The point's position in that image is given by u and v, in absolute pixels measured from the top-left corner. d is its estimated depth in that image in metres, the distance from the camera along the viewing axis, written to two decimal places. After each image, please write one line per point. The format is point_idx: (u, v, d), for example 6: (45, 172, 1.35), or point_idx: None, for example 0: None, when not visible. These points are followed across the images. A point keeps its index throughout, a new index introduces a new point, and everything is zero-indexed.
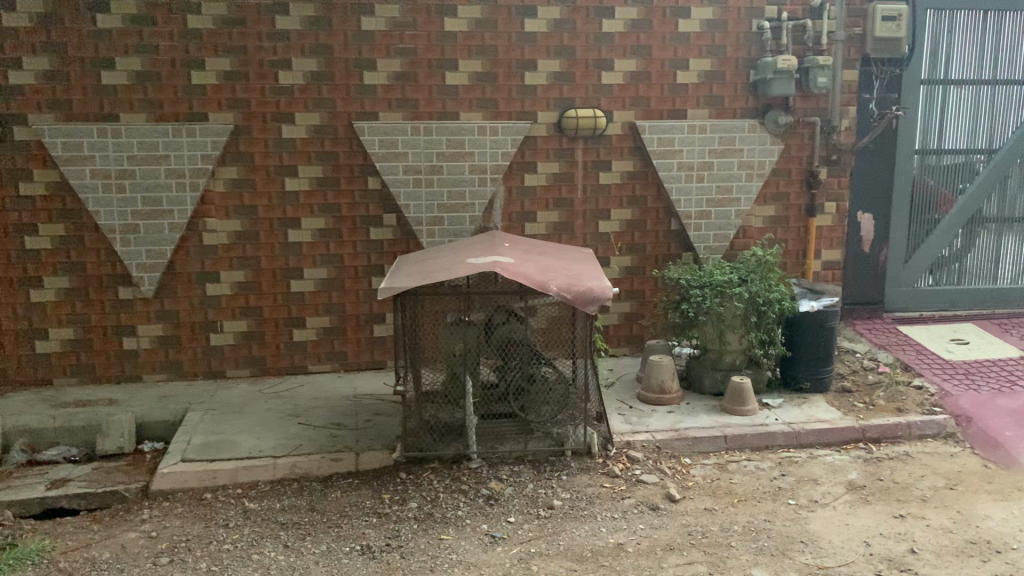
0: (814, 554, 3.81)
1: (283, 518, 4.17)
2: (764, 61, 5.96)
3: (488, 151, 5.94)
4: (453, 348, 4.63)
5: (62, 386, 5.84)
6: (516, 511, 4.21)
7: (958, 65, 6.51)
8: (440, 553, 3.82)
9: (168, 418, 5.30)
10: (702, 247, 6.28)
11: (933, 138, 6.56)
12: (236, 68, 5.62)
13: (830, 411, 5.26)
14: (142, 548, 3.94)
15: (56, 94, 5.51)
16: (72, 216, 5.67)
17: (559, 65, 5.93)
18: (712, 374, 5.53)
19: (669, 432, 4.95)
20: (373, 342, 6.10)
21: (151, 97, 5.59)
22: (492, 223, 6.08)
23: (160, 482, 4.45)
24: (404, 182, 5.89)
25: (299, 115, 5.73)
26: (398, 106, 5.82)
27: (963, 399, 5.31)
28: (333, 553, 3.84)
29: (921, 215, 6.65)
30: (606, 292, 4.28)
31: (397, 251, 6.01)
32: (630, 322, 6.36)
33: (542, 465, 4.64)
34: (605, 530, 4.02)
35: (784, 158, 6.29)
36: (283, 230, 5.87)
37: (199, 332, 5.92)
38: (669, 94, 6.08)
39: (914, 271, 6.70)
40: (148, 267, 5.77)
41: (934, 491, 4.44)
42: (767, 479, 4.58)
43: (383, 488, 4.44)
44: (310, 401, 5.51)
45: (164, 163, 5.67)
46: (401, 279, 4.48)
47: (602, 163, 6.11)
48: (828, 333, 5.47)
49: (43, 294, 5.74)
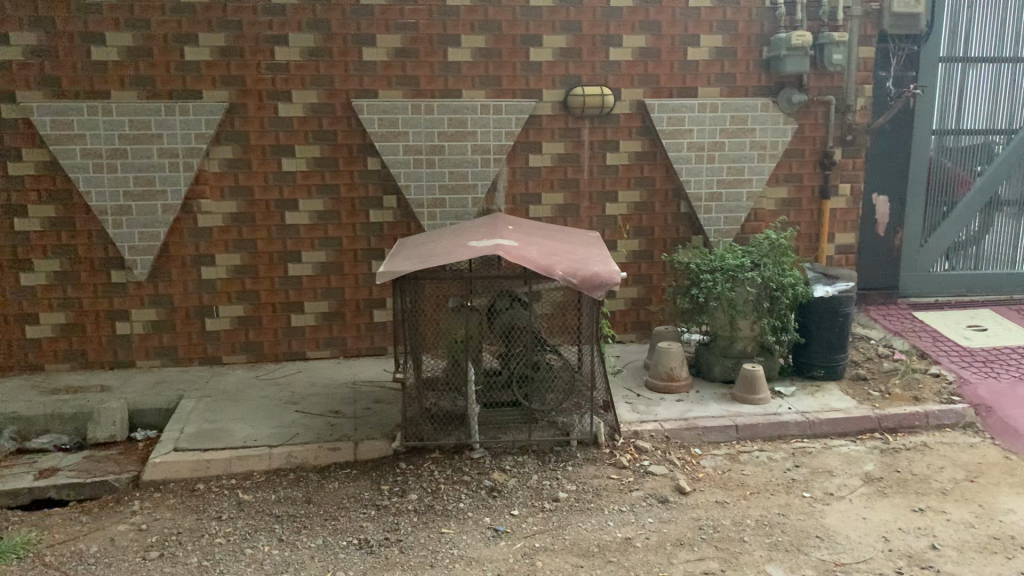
0: (831, 550, 3.65)
1: (278, 510, 4.02)
2: (778, 37, 5.74)
3: (491, 131, 5.75)
4: (455, 334, 4.48)
5: (53, 372, 5.69)
6: (520, 503, 4.05)
7: (978, 42, 6.29)
8: (440, 548, 3.67)
9: (161, 406, 5.15)
10: (712, 231, 6.09)
11: (950, 118, 6.35)
12: (230, 44, 5.42)
13: (845, 400, 5.08)
14: (131, 541, 3.79)
15: (45, 71, 5.32)
16: (62, 196, 5.50)
17: (565, 41, 5.72)
18: (722, 362, 5.35)
19: (678, 421, 4.79)
20: (372, 328, 5.94)
21: (142, 73, 5.40)
22: (495, 205, 5.89)
23: (152, 472, 4.31)
24: (404, 163, 5.70)
25: (295, 93, 5.54)
26: (399, 83, 5.62)
27: (982, 389, 5.13)
28: (329, 547, 3.69)
29: (937, 198, 6.45)
30: (614, 277, 4.11)
31: (398, 234, 5.84)
32: (637, 308, 6.18)
33: (547, 455, 4.49)
34: (612, 524, 3.86)
35: (797, 138, 6.08)
36: (279, 212, 5.69)
37: (193, 317, 5.76)
38: (678, 72, 5.86)
39: (929, 255, 6.51)
40: (141, 249, 5.61)
41: (954, 483, 4.27)
42: (780, 471, 4.41)
43: (382, 479, 4.28)
44: (308, 389, 5.35)
45: (157, 142, 5.49)
46: (400, 263, 4.30)
47: (609, 143, 5.91)
48: (842, 320, 5.28)
49: (34, 278, 5.58)
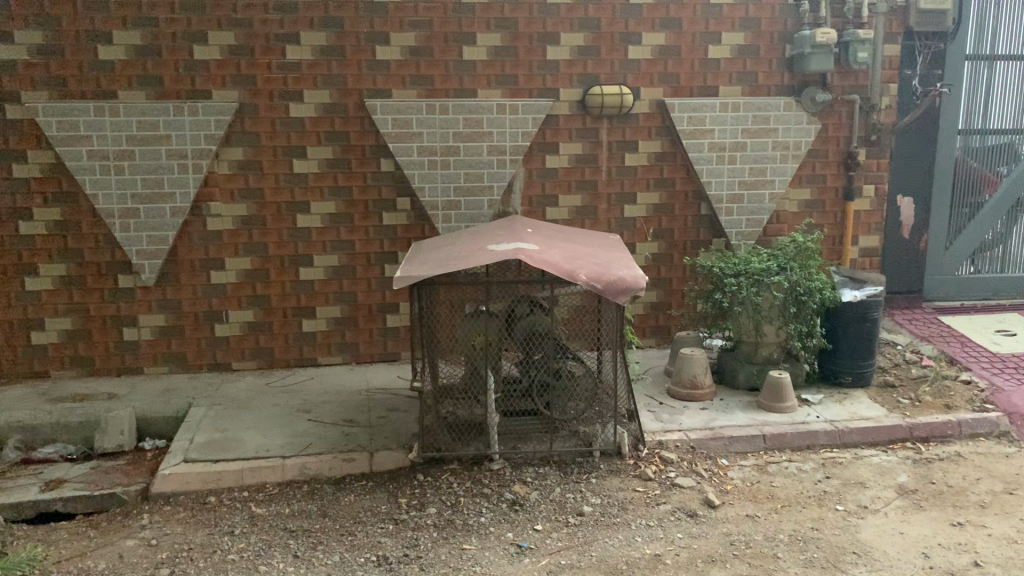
0: (869, 567, 3.50)
1: (292, 524, 3.88)
2: (801, 34, 5.59)
3: (508, 131, 5.60)
4: (473, 340, 4.33)
5: (60, 379, 5.56)
6: (543, 517, 3.90)
7: (1005, 40, 6.13)
8: (463, 565, 3.53)
9: (171, 414, 5.02)
10: (733, 233, 5.94)
11: (977, 118, 6.18)
12: (241, 42, 5.29)
13: (875, 408, 4.92)
14: (141, 557, 3.65)
15: (50, 70, 5.19)
16: (68, 199, 5.37)
17: (583, 39, 5.57)
18: (747, 368, 5.20)
19: (703, 430, 4.64)
20: (386, 333, 5.80)
21: (150, 73, 5.27)
22: (511, 207, 5.75)
23: (161, 484, 4.16)
24: (419, 164, 5.56)
25: (307, 93, 5.40)
26: (413, 82, 5.48)
27: (1015, 396, 4.96)
28: (347, 564, 3.55)
29: (962, 200, 6.27)
30: (639, 282, 3.96)
31: (412, 237, 5.69)
32: (657, 312, 6.03)
33: (569, 467, 4.33)
34: (640, 539, 3.72)
35: (820, 138, 5.92)
36: (291, 214, 5.55)
37: (203, 322, 5.63)
38: (699, 70, 5.72)
39: (955, 258, 6.34)
40: (150, 253, 5.47)
41: (992, 496, 4.11)
42: (811, 482, 4.26)
43: (399, 492, 4.14)
44: (320, 396, 5.21)
45: (165, 143, 5.35)
46: (417, 267, 4.15)
47: (628, 144, 5.77)
48: (870, 325, 5.14)
49: (39, 282, 5.45)
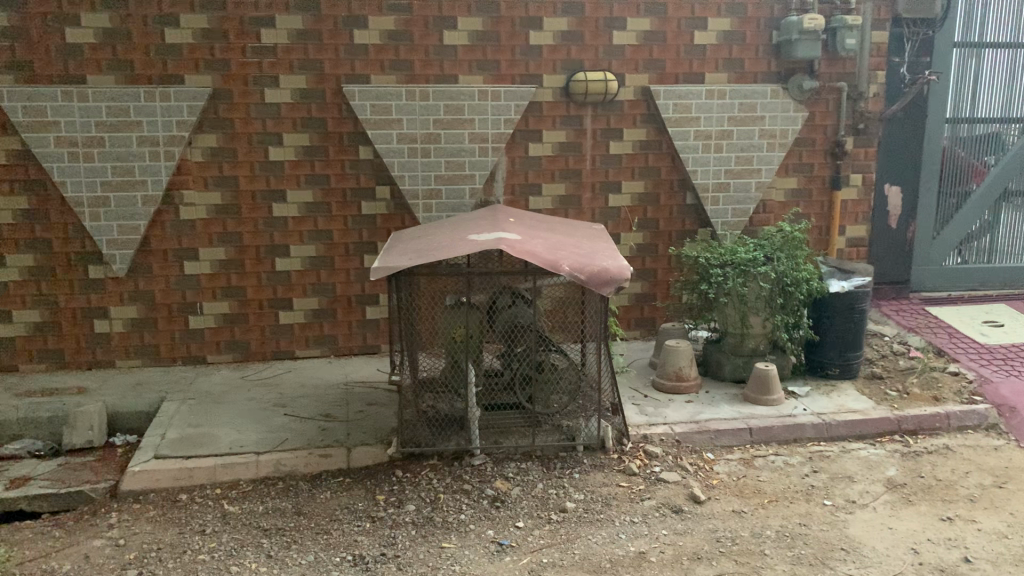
0: (857, 564, 3.41)
1: (266, 523, 3.76)
2: (789, 20, 5.49)
3: (490, 118, 5.47)
4: (454, 332, 4.22)
5: (28, 372, 5.40)
6: (525, 514, 3.80)
7: (993, 28, 6.05)
8: (442, 565, 3.42)
9: (142, 409, 4.87)
10: (719, 223, 5.84)
11: (964, 106, 6.11)
12: (214, 26, 5.13)
13: (862, 400, 4.85)
14: (107, 558, 3.52)
15: (15, 54, 5.01)
16: (35, 187, 5.20)
17: (566, 24, 5.44)
18: (733, 361, 5.11)
19: (689, 424, 4.55)
20: (365, 325, 5.66)
21: (120, 57, 5.10)
22: (494, 196, 5.62)
23: (131, 481, 4.03)
24: (398, 151, 5.42)
25: (283, 78, 5.24)
26: (392, 68, 5.34)
27: (1004, 387, 4.90)
28: (322, 564, 3.43)
29: (950, 189, 6.20)
30: (624, 272, 3.85)
31: (392, 227, 5.55)
32: (642, 303, 5.92)
33: (552, 461, 4.23)
34: (624, 537, 3.62)
35: (807, 126, 5.83)
36: (266, 203, 5.40)
37: (176, 314, 5.48)
38: (685, 57, 5.60)
39: (942, 248, 6.28)
40: (120, 243, 5.31)
41: (982, 490, 4.04)
42: (798, 477, 4.18)
43: (377, 489, 4.01)
44: (298, 390, 5.08)
45: (136, 130, 5.18)
46: (395, 257, 4.02)
47: (613, 132, 5.65)
48: (858, 316, 5.05)
49: (5, 273, 5.28)
